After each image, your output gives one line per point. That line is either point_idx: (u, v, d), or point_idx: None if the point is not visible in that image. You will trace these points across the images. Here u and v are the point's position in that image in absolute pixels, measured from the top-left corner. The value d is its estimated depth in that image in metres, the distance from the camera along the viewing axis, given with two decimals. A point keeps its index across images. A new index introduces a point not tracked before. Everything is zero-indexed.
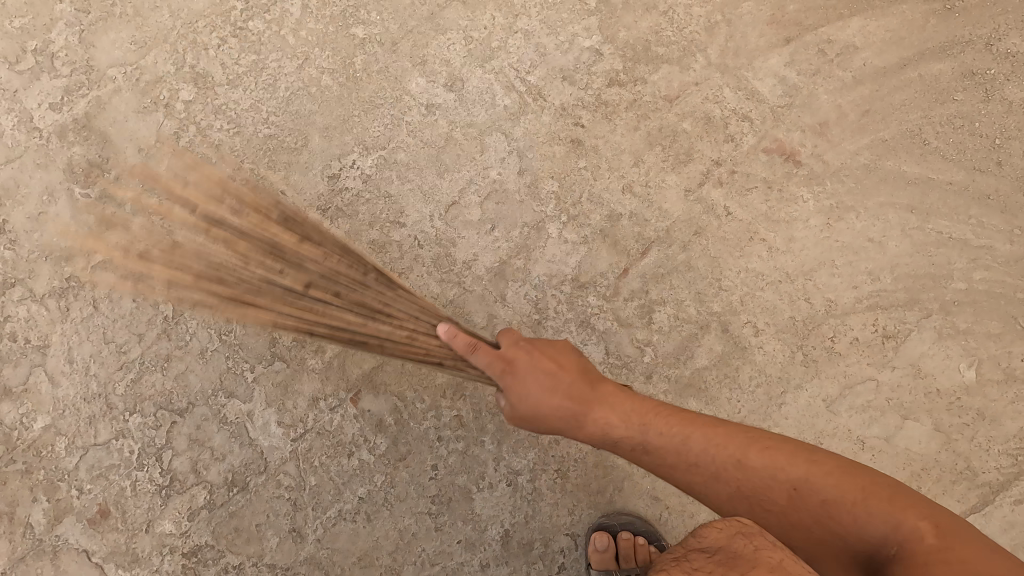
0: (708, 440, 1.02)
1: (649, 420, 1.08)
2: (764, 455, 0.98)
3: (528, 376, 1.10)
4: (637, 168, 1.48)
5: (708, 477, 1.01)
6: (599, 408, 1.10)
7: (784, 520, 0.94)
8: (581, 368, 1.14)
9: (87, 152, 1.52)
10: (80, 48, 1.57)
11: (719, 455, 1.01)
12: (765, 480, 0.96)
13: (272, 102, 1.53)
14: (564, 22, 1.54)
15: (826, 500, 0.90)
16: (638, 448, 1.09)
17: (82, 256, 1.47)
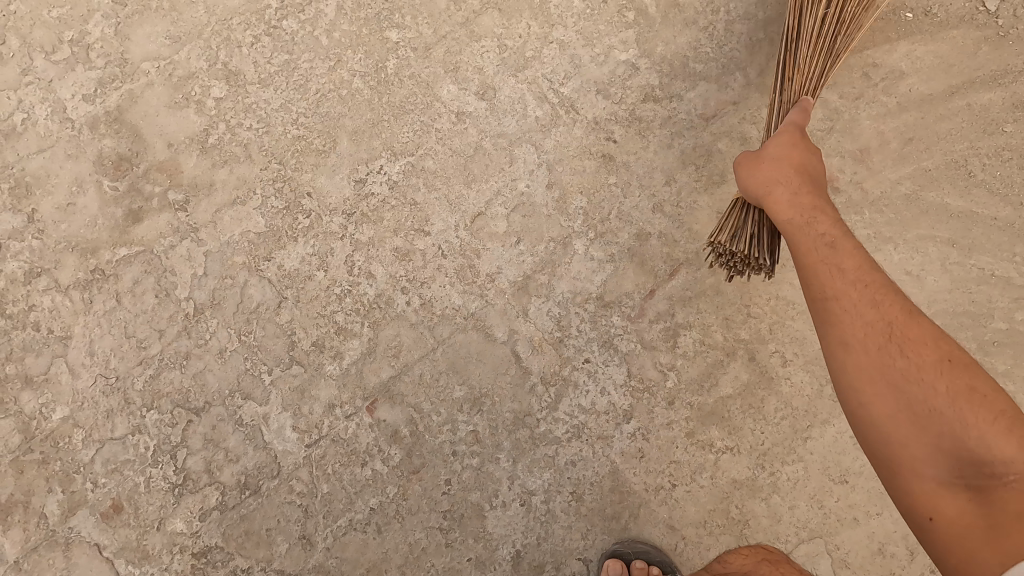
0: (857, 279, 1.08)
1: (824, 262, 1.11)
2: (869, 303, 1.07)
3: (778, 168, 1.18)
4: (669, 187, 1.45)
5: (841, 318, 1.07)
6: (817, 225, 1.13)
7: (873, 377, 1.03)
8: (814, 172, 1.20)
9: (117, 145, 1.52)
10: (115, 40, 1.57)
11: (868, 327, 1.06)
12: (877, 346, 1.04)
13: (302, 102, 1.52)
14: (601, 34, 1.51)
15: (914, 383, 1.02)
16: (829, 266, 1.10)
17: (107, 250, 1.47)
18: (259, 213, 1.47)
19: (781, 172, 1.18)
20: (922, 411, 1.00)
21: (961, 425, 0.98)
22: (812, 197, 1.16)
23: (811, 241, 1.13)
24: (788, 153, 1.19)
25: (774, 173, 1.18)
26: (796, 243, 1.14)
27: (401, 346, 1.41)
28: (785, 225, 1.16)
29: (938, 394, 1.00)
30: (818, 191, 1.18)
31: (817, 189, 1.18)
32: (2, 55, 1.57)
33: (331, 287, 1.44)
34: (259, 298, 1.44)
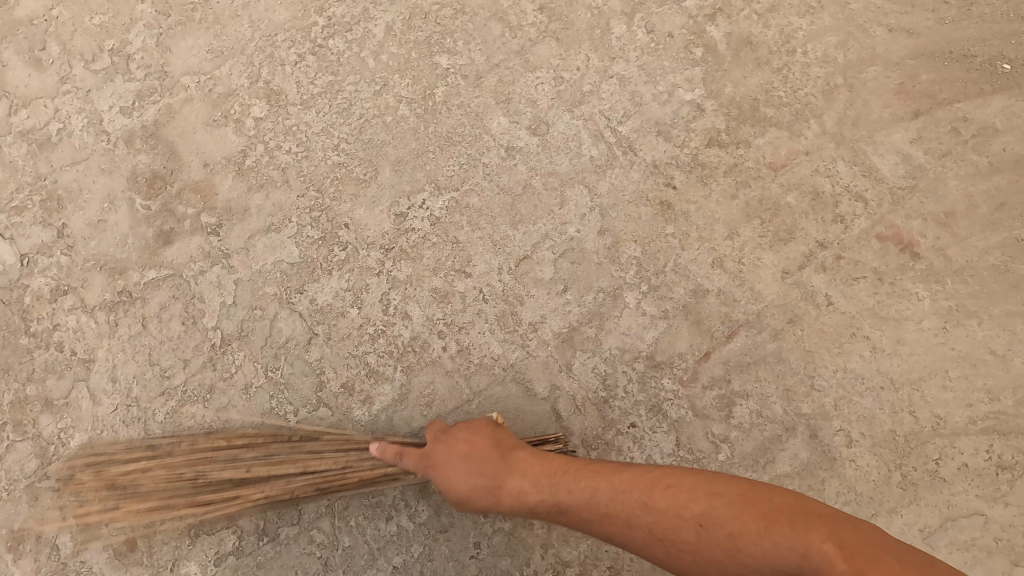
0: (612, 488, 0.97)
1: (582, 477, 1.01)
2: (667, 494, 0.90)
3: (461, 460, 1.09)
4: (731, 241, 1.34)
5: (619, 522, 0.94)
6: (509, 478, 1.05)
7: (656, 536, 0.90)
8: (501, 442, 1.11)
9: (152, 162, 1.46)
10: (156, 52, 1.52)
11: (607, 505, 0.96)
12: (652, 511, 0.91)
13: (345, 127, 1.44)
14: (665, 70, 1.42)
15: (736, 534, 0.82)
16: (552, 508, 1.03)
17: (136, 271, 1.42)
18: (294, 242, 1.40)
19: (473, 443, 1.10)
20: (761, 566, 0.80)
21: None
22: (495, 461, 1.07)
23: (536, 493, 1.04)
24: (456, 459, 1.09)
25: (466, 443, 1.10)
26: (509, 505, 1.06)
27: (435, 395, 1.33)
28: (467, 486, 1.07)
29: (751, 545, 0.81)
30: (516, 445, 1.11)
31: (490, 450, 1.09)
32: (42, 62, 1.53)
33: (364, 326, 1.36)
34: (289, 332, 1.37)
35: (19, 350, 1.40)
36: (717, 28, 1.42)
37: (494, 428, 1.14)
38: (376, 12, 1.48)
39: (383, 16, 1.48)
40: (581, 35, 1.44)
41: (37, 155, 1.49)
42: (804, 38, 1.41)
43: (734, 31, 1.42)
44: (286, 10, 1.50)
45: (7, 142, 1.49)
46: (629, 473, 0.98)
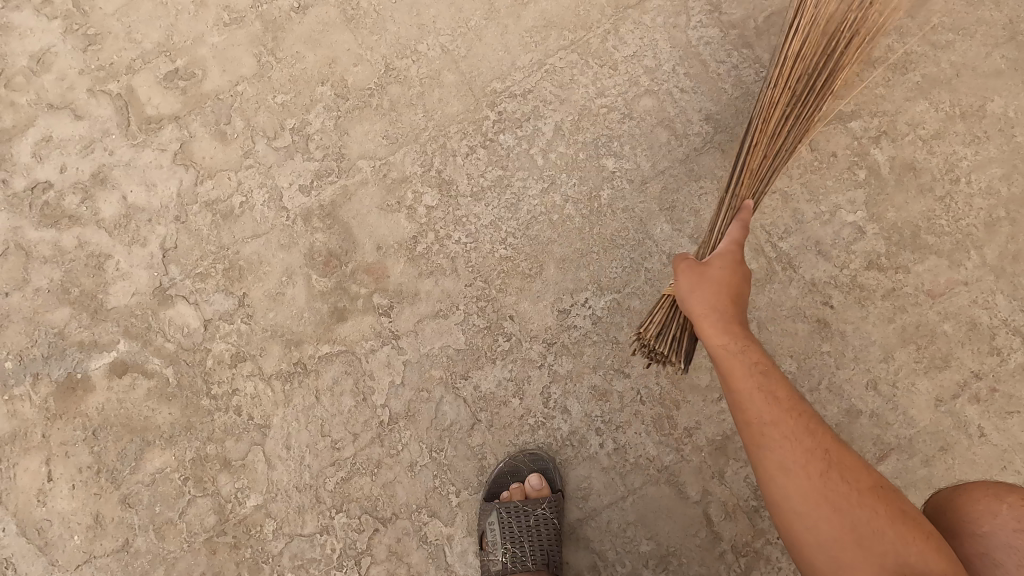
0: (803, 451, 0.97)
1: (817, 436, 0.98)
2: (906, 527, 0.91)
3: (704, 284, 1.13)
4: (887, 364, 1.40)
5: (803, 430, 0.99)
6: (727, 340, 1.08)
7: (835, 542, 0.92)
8: (741, 307, 1.13)
9: (329, 240, 1.56)
10: (335, 134, 1.61)
11: (806, 457, 0.96)
12: (847, 514, 0.92)
13: (513, 222, 1.52)
14: (827, 189, 1.46)
15: (873, 521, 0.92)
16: (766, 421, 1.00)
17: (311, 344, 1.51)
18: (460, 329, 1.49)
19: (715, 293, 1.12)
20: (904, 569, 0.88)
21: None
22: (738, 329, 1.09)
23: (748, 383, 1.03)
24: (710, 293, 1.12)
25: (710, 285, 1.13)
26: (767, 432, 0.99)
27: (591, 489, 1.41)
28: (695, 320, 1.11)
29: (888, 546, 0.90)
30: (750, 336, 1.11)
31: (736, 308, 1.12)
32: (227, 135, 1.64)
33: (525, 416, 1.44)
34: (453, 416, 1.45)
35: (201, 411, 1.51)
36: (881, 151, 1.47)
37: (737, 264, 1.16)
38: (545, 112, 1.56)
39: (552, 115, 1.56)
40: None
41: (220, 225, 1.59)
42: (967, 167, 1.45)
43: (898, 154, 1.46)
44: (459, 103, 1.59)
45: (193, 211, 1.61)
46: (857, 458, 0.99)
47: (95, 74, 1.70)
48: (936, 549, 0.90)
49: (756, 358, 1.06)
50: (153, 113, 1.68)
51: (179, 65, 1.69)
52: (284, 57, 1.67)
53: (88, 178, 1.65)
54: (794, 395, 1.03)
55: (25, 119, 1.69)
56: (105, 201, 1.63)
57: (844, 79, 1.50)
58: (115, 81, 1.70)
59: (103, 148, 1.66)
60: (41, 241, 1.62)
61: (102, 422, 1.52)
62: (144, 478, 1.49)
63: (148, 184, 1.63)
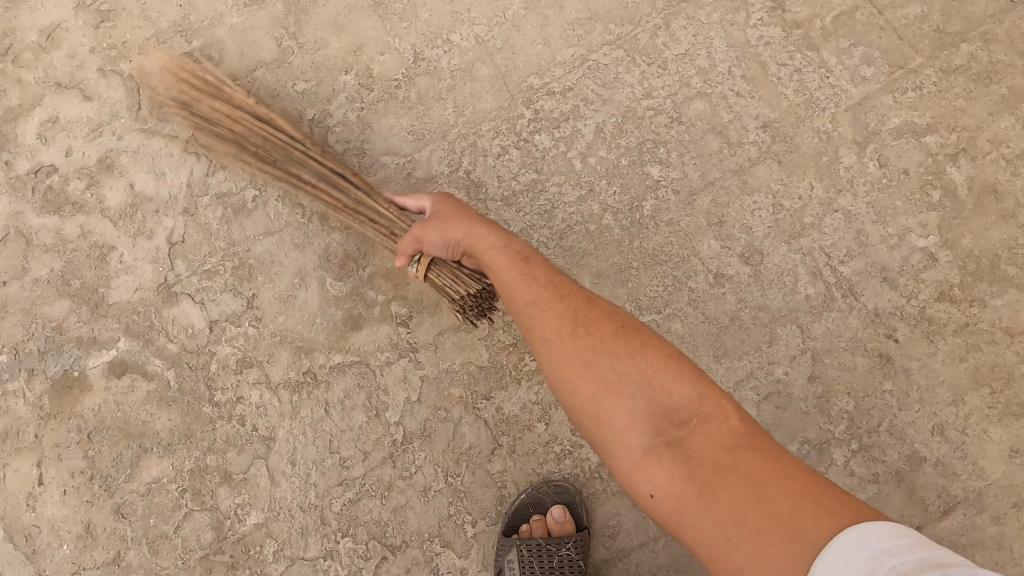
0: (554, 316, 0.93)
1: (568, 312, 0.93)
2: (663, 370, 0.85)
3: (445, 220, 1.10)
4: (956, 408, 1.25)
5: (525, 293, 0.97)
6: (493, 235, 1.05)
7: (590, 395, 0.87)
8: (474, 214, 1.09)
9: (346, 241, 1.45)
10: (357, 127, 1.50)
11: (559, 334, 0.91)
12: (601, 368, 0.87)
13: (545, 231, 1.40)
14: (896, 211, 1.32)
15: (627, 364, 0.87)
16: (538, 304, 0.95)
17: (322, 353, 1.41)
18: (484, 344, 1.37)
19: (445, 220, 1.10)
20: (655, 409, 0.83)
21: (813, 549, 0.68)
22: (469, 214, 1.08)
23: (512, 276, 0.99)
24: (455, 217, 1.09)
25: (439, 224, 1.10)
26: (523, 305, 0.96)
27: (619, 527, 1.29)
28: (466, 239, 1.06)
29: (646, 391, 0.85)
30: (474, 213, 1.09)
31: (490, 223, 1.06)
32: None
33: (550, 444, 1.32)
34: (472, 439, 1.34)
35: (202, 419, 1.41)
36: (958, 170, 1.32)
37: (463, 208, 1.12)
38: (586, 112, 1.44)
39: (593, 116, 1.44)
40: (806, 160, 1.36)
41: (231, 220, 1.49)
42: None
43: (977, 175, 1.32)
44: (492, 98, 1.47)
45: (203, 204, 1.51)
46: (603, 306, 0.94)
47: (106, 53, 1.61)
48: (704, 386, 0.85)
49: (516, 243, 1.04)
50: (165, 96, 1.58)
51: (195, 46, 1.59)
52: (305, 42, 1.56)
53: (94, 163, 1.56)
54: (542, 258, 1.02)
55: (32, 97, 1.60)
56: (111, 189, 1.54)
57: (919, 88, 1.36)
58: (127, 61, 1.60)
59: (111, 133, 1.57)
60: (43, 228, 1.53)
61: (97, 425, 1.43)
62: (140, 487, 1.39)
63: (157, 173, 1.54)
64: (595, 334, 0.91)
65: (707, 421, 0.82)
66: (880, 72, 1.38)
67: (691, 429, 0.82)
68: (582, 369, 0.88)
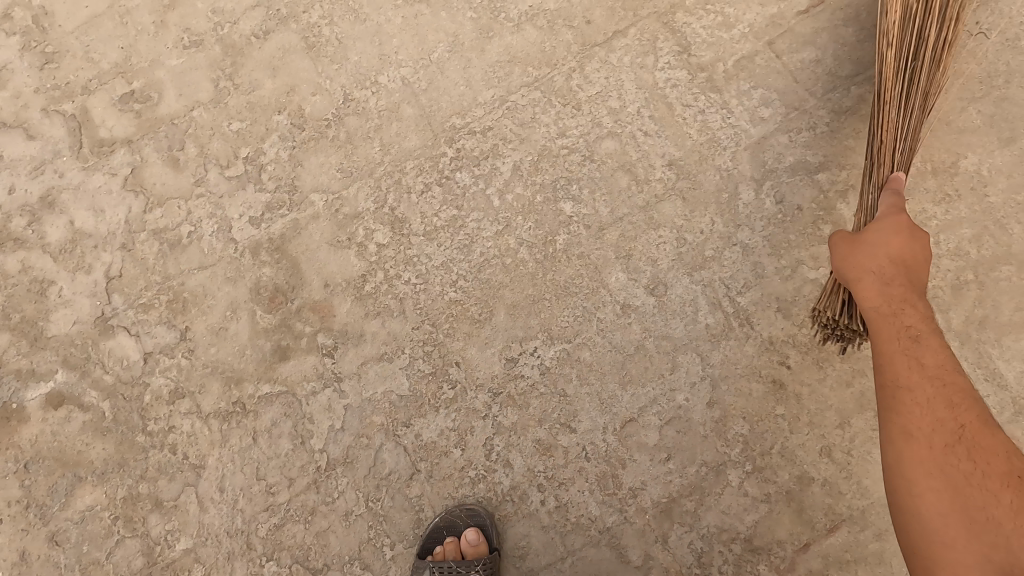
0: (947, 436, 1.01)
1: (925, 404, 1.03)
2: (993, 466, 0.99)
3: (867, 247, 1.14)
4: (842, 430, 1.33)
5: (900, 345, 1.08)
6: (909, 310, 1.10)
7: (928, 497, 0.98)
8: (917, 271, 1.13)
9: (276, 275, 1.52)
10: (289, 165, 1.57)
11: (930, 426, 1.02)
12: (951, 484, 0.98)
13: (464, 264, 1.47)
14: (790, 244, 1.41)
15: (971, 487, 0.98)
16: (904, 335, 1.08)
17: (250, 383, 1.47)
18: (405, 373, 1.44)
19: (888, 243, 1.13)
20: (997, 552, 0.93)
21: None
22: (908, 290, 1.11)
23: (921, 389, 1.05)
24: (893, 235, 1.13)
25: (892, 245, 1.13)
26: (910, 408, 1.04)
27: (529, 548, 1.36)
28: (874, 226, 1.15)
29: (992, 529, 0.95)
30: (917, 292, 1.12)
31: (913, 283, 1.13)
32: (179, 162, 1.60)
33: (465, 468, 1.39)
34: (392, 465, 1.40)
35: (135, 448, 1.46)
36: (847, 206, 1.41)
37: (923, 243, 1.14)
38: (504, 150, 1.52)
39: (511, 154, 1.51)
40: (708, 197, 1.44)
41: (167, 255, 1.56)
42: (936, 228, 1.39)
43: None
44: (417, 137, 1.55)
45: (140, 239, 1.57)
46: (999, 441, 1.02)
47: (50, 93, 1.68)
48: None
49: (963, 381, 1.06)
50: (106, 135, 1.64)
51: (135, 87, 1.66)
52: (241, 83, 1.63)
53: (36, 200, 1.62)
54: (966, 386, 1.06)
55: None
56: (52, 225, 1.60)
57: (813, 129, 1.45)
58: (70, 101, 1.67)
59: (52, 171, 1.63)
60: None
61: (33, 455, 1.48)
62: (74, 515, 1.44)
63: (96, 210, 1.60)
64: (966, 462, 0.99)
65: None
66: (777, 113, 1.47)
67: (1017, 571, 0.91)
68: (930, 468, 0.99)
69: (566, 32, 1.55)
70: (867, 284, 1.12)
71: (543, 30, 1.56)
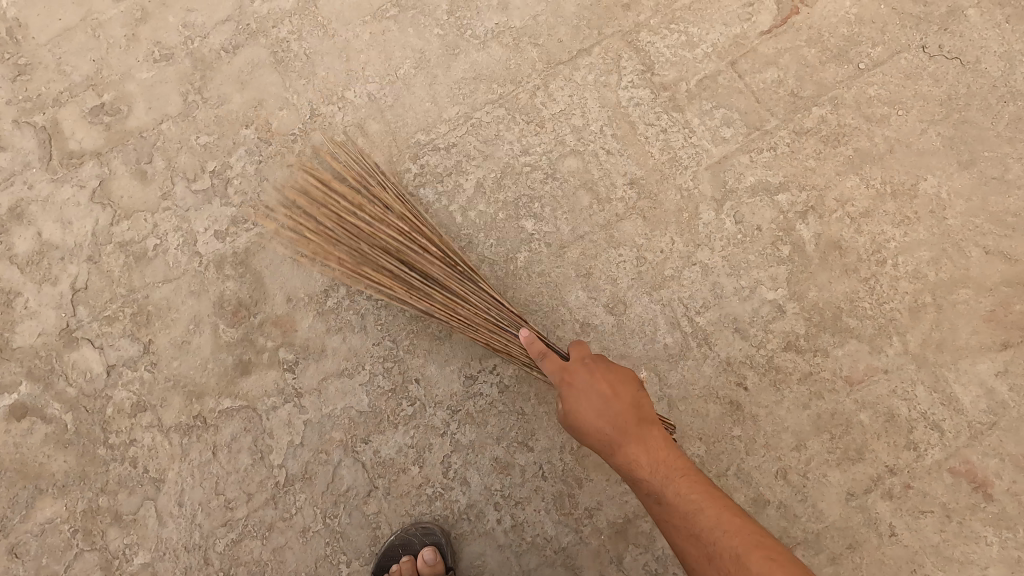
0: (716, 539, 1.02)
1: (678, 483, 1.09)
2: (765, 565, 0.96)
3: (592, 399, 1.15)
4: (798, 452, 1.32)
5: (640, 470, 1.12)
6: (632, 442, 1.13)
7: None
8: (636, 407, 1.15)
9: (239, 289, 1.52)
10: (255, 179, 1.58)
11: (689, 535, 1.05)
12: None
13: (426, 280, 1.48)
14: (749, 264, 1.41)
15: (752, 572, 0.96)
16: (650, 501, 1.11)
17: (212, 397, 1.48)
18: (364, 390, 1.44)
19: (611, 390, 1.15)
20: None
21: None
22: (632, 423, 1.14)
23: (670, 493, 1.09)
24: (593, 381, 1.17)
25: (605, 384, 1.16)
26: (673, 530, 1.07)
27: (484, 566, 1.36)
28: (594, 378, 1.17)
29: None
30: (646, 416, 1.16)
31: (629, 407, 1.14)
32: (147, 174, 1.61)
33: (423, 486, 1.39)
34: (350, 482, 1.40)
35: (95, 461, 1.47)
36: (807, 227, 1.41)
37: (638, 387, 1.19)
38: (468, 167, 1.52)
39: (474, 171, 1.52)
40: (669, 216, 1.45)
41: (132, 268, 1.57)
42: (894, 249, 1.39)
43: (824, 232, 1.41)
44: (382, 153, 1.56)
45: (107, 252, 1.58)
46: (729, 506, 1.06)
47: (21, 105, 1.69)
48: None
49: (682, 465, 1.12)
50: (75, 147, 1.65)
51: (105, 99, 1.67)
52: (210, 96, 1.64)
53: (5, 211, 1.63)
54: (701, 483, 1.10)
55: None
56: (19, 236, 1.61)
57: (773, 149, 1.45)
58: (41, 113, 1.68)
59: (22, 182, 1.64)
60: None
61: None
62: (33, 527, 1.45)
63: (64, 221, 1.61)
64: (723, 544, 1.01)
65: None
66: (738, 133, 1.47)
67: None
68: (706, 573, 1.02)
69: (531, 50, 1.56)
70: (609, 428, 1.14)
71: (509, 48, 1.57)
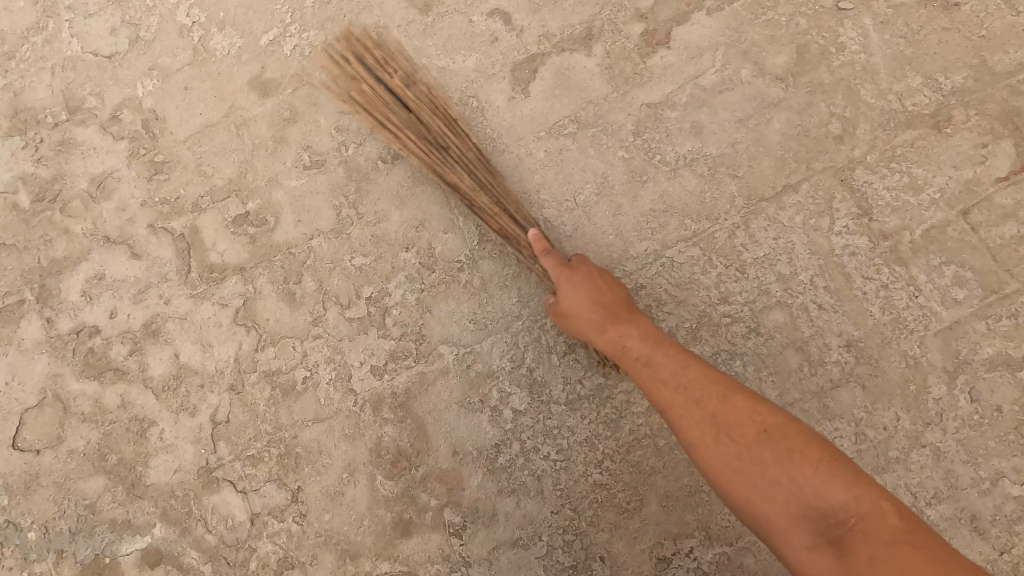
0: (703, 384, 1.05)
1: (681, 394, 1.04)
2: (744, 406, 1.00)
3: (578, 283, 1.22)
4: None
5: (681, 415, 1.03)
6: (616, 326, 1.16)
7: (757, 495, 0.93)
8: (613, 296, 1.20)
9: (399, 437, 1.39)
10: (416, 310, 1.44)
11: (705, 429, 1.00)
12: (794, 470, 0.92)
13: (612, 442, 1.33)
14: (987, 452, 1.25)
15: (761, 456, 0.95)
16: (638, 365, 1.12)
17: (368, 559, 1.35)
18: (542, 564, 1.32)
19: (588, 276, 1.23)
20: (811, 509, 0.89)
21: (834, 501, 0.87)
22: (619, 312, 1.18)
23: (669, 371, 1.08)
24: (579, 277, 1.23)
25: (585, 283, 1.22)
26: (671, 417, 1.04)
27: None
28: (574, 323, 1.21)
29: (804, 494, 0.90)
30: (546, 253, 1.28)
31: (617, 300, 1.20)
32: (295, 296, 1.48)
33: None
34: None
35: None
36: None
37: (616, 282, 1.24)
38: (658, 313, 1.37)
39: (665, 318, 1.36)
40: (892, 387, 1.29)
41: (279, 402, 1.43)
42: None
43: None
44: None
45: (251, 381, 1.45)
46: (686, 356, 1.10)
47: (157, 208, 1.56)
48: (773, 420, 0.97)
49: (649, 341, 1.14)
50: (216, 260, 1.52)
51: (250, 208, 1.53)
52: (366, 212, 1.50)
53: (139, 328, 1.50)
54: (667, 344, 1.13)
55: (79, 250, 1.55)
56: (155, 357, 1.48)
57: (1014, 317, 1.29)
58: (179, 218, 1.55)
59: (158, 296, 1.51)
60: (82, 395, 1.48)
61: None
62: None
63: (204, 344, 1.48)
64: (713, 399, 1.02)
65: (814, 478, 0.90)
66: (973, 295, 1.30)
67: (851, 528, 0.85)
68: (730, 472, 0.96)
69: (730, 181, 1.40)
70: (582, 320, 1.20)
71: (704, 178, 1.41)
